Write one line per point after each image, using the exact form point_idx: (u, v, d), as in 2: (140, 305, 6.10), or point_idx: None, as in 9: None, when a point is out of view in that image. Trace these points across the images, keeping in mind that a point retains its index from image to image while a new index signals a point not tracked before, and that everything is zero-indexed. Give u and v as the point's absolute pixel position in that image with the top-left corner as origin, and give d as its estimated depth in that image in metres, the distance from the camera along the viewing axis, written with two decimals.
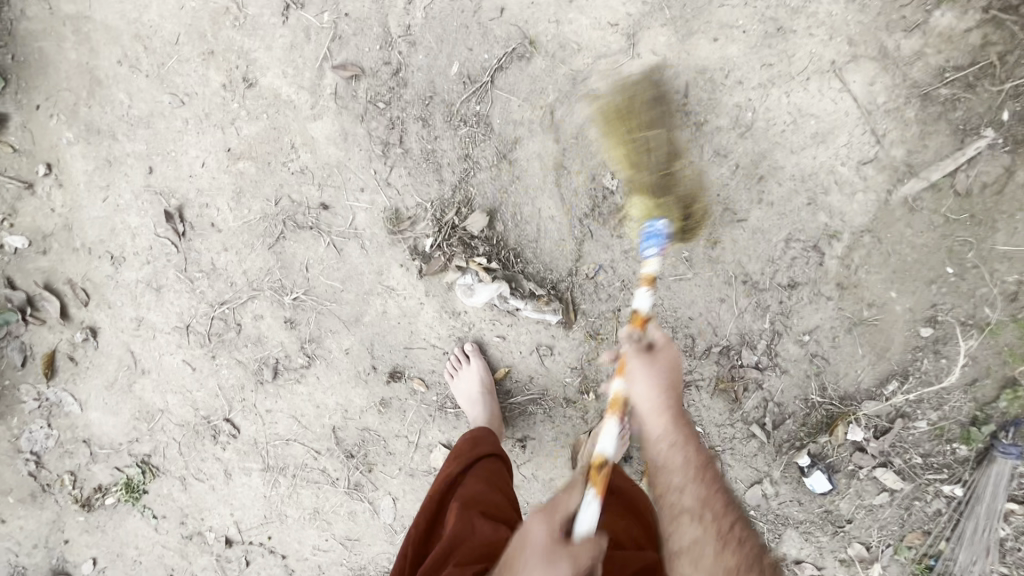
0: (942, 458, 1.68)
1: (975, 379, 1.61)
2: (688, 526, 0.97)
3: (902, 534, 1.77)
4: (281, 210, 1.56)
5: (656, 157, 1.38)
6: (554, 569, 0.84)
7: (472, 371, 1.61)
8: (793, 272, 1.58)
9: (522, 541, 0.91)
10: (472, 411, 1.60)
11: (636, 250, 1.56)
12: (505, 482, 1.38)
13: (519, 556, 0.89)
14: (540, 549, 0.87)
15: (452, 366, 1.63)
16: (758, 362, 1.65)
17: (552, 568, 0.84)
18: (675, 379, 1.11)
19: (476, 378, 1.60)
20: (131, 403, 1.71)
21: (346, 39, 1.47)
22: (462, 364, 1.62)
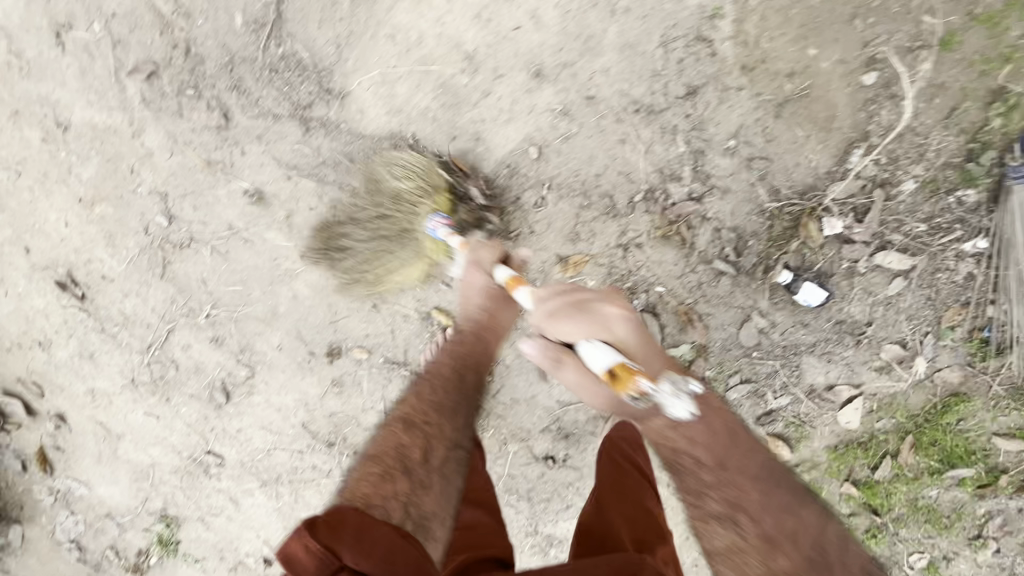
0: (950, 214, 1.42)
1: (955, 108, 1.34)
2: (705, 476, 1.00)
3: (939, 317, 1.53)
4: (154, 237, 1.52)
5: (410, 255, 1.41)
6: (475, 279, 1.28)
7: None
8: (687, 77, 1.35)
9: (467, 289, 1.29)
10: None
11: (507, 127, 1.41)
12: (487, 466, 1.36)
13: (468, 296, 1.29)
14: (479, 289, 1.27)
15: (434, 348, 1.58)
16: (692, 193, 1.45)
17: (473, 280, 1.28)
18: (637, 355, 1.09)
19: None
20: (125, 467, 1.77)
21: (126, 40, 1.38)
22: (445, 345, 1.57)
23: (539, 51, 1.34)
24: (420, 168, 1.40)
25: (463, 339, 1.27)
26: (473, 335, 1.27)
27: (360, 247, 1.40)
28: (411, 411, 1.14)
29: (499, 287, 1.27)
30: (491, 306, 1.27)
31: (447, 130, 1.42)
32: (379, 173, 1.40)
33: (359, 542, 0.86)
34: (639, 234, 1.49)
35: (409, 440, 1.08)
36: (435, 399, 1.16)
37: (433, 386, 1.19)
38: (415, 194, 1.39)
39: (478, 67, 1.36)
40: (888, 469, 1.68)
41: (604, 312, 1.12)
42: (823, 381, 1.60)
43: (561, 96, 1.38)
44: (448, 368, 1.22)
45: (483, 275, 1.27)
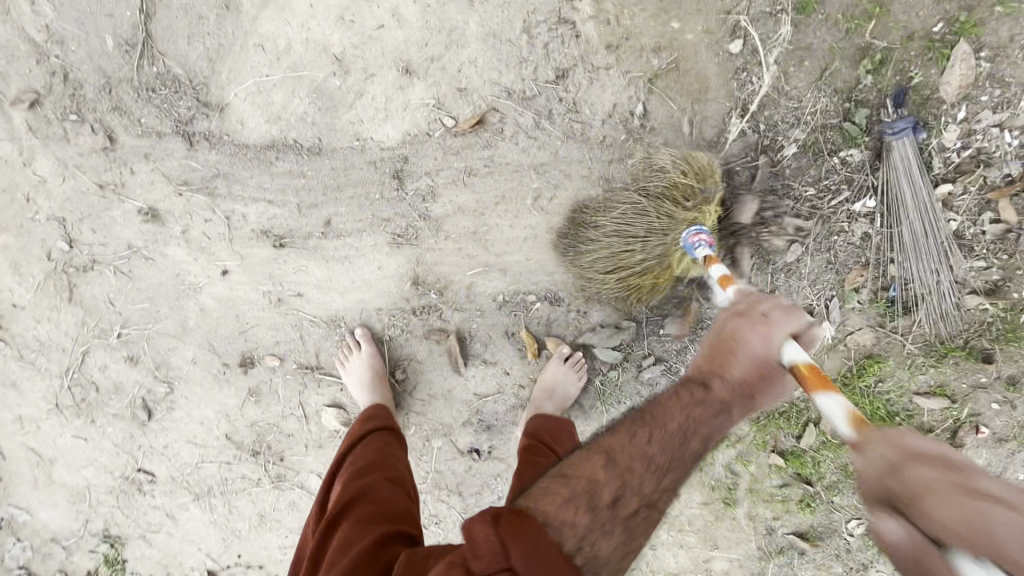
0: (837, 175, 1.41)
1: (825, 68, 1.34)
2: None
3: (841, 280, 1.51)
4: (57, 262, 1.54)
5: (655, 261, 1.36)
6: (753, 335, 0.98)
7: (363, 358, 1.57)
8: (555, 60, 1.36)
9: (730, 339, 1.00)
10: (360, 396, 1.56)
11: (386, 125, 1.42)
12: (403, 451, 1.33)
13: (732, 354, 0.99)
14: (752, 354, 0.97)
15: (343, 355, 1.59)
16: (578, 176, 1.45)
17: (752, 333, 0.98)
18: None
19: (370, 364, 1.56)
20: (62, 491, 1.80)
21: (6, 72, 1.41)
22: (353, 351, 1.58)
23: (405, 48, 1.36)
24: (698, 169, 1.34)
25: (708, 403, 0.96)
26: (719, 409, 0.95)
27: (595, 246, 1.42)
28: (613, 441, 0.90)
29: (775, 365, 0.97)
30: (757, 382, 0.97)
31: (328, 134, 1.43)
32: (659, 166, 1.38)
33: (536, 549, 0.71)
34: (533, 220, 1.50)
35: (603, 475, 0.85)
36: (645, 448, 0.89)
37: (656, 435, 0.91)
38: (684, 194, 1.34)
39: (348, 69, 1.38)
40: (813, 437, 1.66)
41: (1016, 529, 0.62)
42: None
43: (433, 91, 1.39)
44: (674, 425, 0.93)
45: (766, 341, 0.96)
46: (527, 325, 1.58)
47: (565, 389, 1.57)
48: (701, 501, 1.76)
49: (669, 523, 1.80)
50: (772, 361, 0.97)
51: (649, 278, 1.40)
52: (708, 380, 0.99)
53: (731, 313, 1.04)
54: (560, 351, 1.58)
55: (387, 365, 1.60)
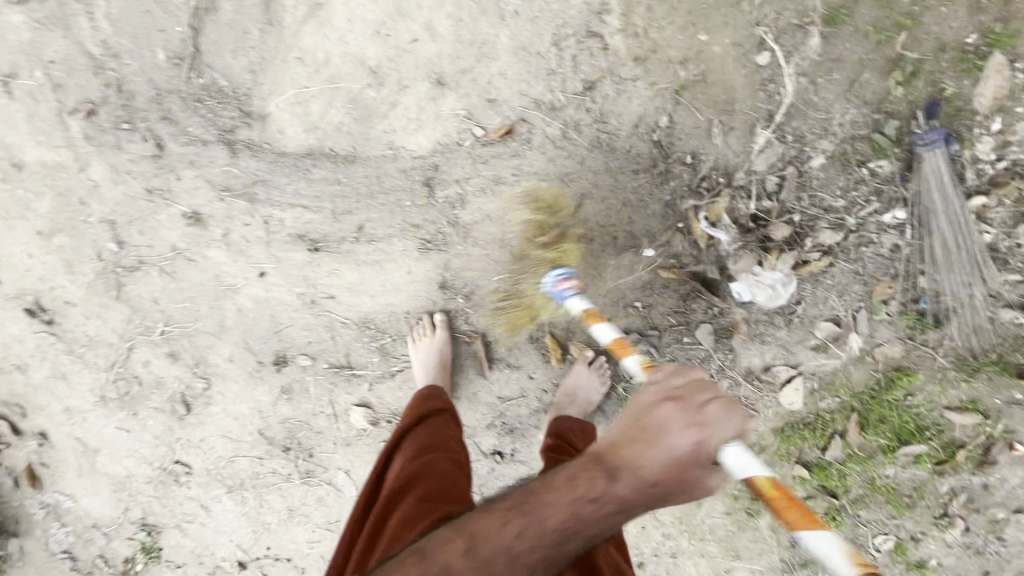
0: (866, 186, 1.41)
1: (855, 80, 1.34)
2: None
3: (870, 292, 1.50)
4: (107, 262, 1.63)
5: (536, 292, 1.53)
6: (680, 434, 0.83)
7: (434, 342, 1.59)
8: (583, 72, 1.39)
9: (650, 423, 0.85)
10: (422, 377, 1.59)
11: (418, 135, 1.47)
12: (459, 435, 1.38)
13: (648, 440, 0.83)
14: (669, 452, 0.82)
15: (418, 332, 1.62)
16: (603, 184, 1.47)
17: (677, 431, 0.83)
18: None
19: (441, 349, 1.59)
20: (104, 480, 1.88)
21: (65, 84, 1.50)
22: (428, 332, 1.61)
23: (438, 61, 1.40)
24: (546, 205, 1.48)
25: (607, 500, 0.82)
26: (615, 508, 0.82)
27: (484, 279, 1.58)
28: (482, 526, 0.84)
29: (692, 468, 0.83)
30: (671, 480, 0.82)
31: (362, 143, 1.49)
32: (512, 209, 1.51)
33: None
34: (559, 228, 1.52)
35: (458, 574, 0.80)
36: (515, 541, 0.81)
37: (529, 532, 0.81)
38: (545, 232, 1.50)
39: (383, 81, 1.43)
40: (839, 450, 1.65)
41: None
42: (760, 362, 1.59)
43: (464, 102, 1.43)
44: (555, 521, 0.81)
45: (685, 438, 0.82)
46: (552, 330, 1.62)
47: (589, 393, 1.59)
48: (724, 510, 1.76)
49: (691, 532, 1.80)
50: (686, 464, 0.83)
51: (522, 310, 1.58)
52: (609, 463, 0.84)
53: (662, 395, 0.87)
54: (585, 355, 1.61)
55: (454, 354, 1.63)
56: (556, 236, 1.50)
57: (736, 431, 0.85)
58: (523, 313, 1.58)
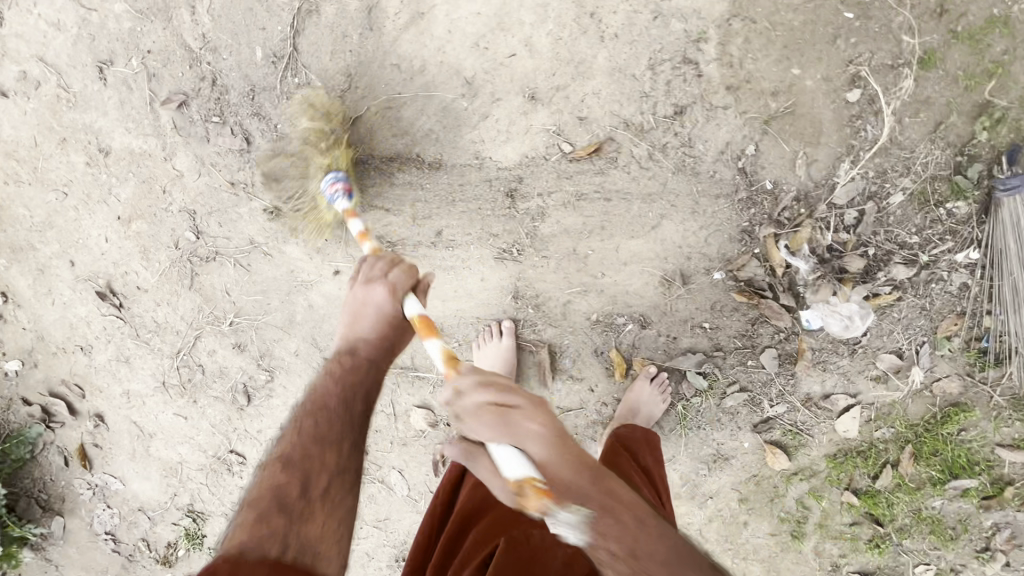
0: (941, 225, 1.44)
1: (941, 122, 1.38)
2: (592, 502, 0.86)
3: (935, 327, 1.54)
4: (183, 251, 1.65)
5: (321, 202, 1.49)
6: (374, 291, 1.12)
7: (501, 347, 1.62)
8: (674, 96, 1.42)
9: (360, 302, 1.13)
10: None
11: (504, 147, 1.50)
12: None
13: (361, 315, 1.12)
14: (372, 310, 1.11)
15: (483, 336, 1.65)
16: (682, 206, 1.50)
17: (370, 292, 1.12)
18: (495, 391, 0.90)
19: (506, 354, 1.62)
20: (156, 464, 1.90)
21: (160, 73, 1.52)
22: (494, 337, 1.64)
23: (533, 77, 1.44)
24: (310, 113, 1.44)
25: (356, 367, 1.09)
26: (364, 367, 1.09)
27: (283, 185, 1.53)
28: (290, 445, 0.95)
29: (394, 313, 1.12)
30: (384, 335, 1.11)
31: (447, 150, 1.51)
32: (301, 115, 1.46)
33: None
34: (633, 246, 1.55)
35: (286, 479, 0.89)
36: (316, 432, 0.97)
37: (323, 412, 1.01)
38: (318, 138, 1.45)
39: (475, 92, 1.46)
40: (889, 479, 1.68)
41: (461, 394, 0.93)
42: (819, 390, 1.63)
43: (555, 118, 1.46)
44: (336, 402, 1.03)
45: (373, 293, 1.12)
46: (617, 346, 1.64)
47: (651, 409, 1.61)
48: (769, 531, 1.78)
49: (735, 553, 1.81)
50: (386, 312, 1.12)
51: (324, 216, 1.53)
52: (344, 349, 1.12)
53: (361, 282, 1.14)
54: (647, 371, 1.63)
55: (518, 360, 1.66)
56: (333, 140, 1.44)
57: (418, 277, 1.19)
58: (328, 218, 1.53)
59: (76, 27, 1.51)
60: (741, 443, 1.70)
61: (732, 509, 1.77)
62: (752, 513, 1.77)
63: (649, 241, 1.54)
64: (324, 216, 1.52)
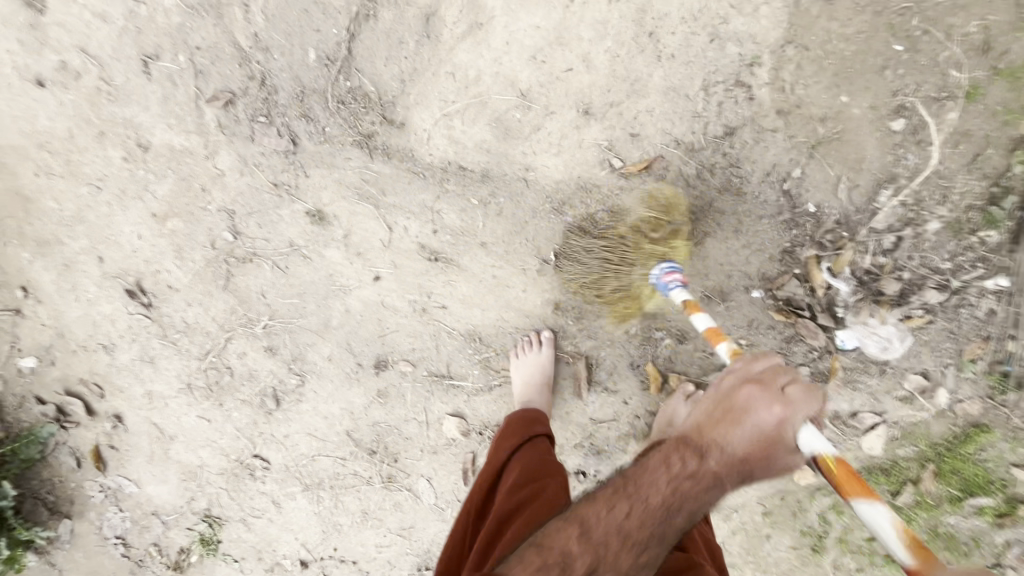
0: (973, 252, 1.49)
1: (978, 154, 1.43)
2: None
3: (960, 349, 1.58)
4: (219, 251, 1.62)
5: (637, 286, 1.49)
6: (770, 406, 1.03)
7: (540, 357, 1.62)
8: (725, 118, 1.46)
9: (746, 406, 1.04)
10: (520, 391, 1.63)
11: (556, 160, 1.51)
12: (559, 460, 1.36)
13: (740, 415, 1.04)
14: (757, 426, 1.02)
15: (522, 346, 1.65)
16: (726, 225, 1.53)
17: (770, 405, 1.04)
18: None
19: (544, 366, 1.62)
20: (175, 468, 1.85)
21: (208, 71, 1.50)
22: (533, 348, 1.64)
23: (588, 92, 1.46)
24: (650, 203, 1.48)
25: (707, 472, 1.01)
26: (711, 480, 1.01)
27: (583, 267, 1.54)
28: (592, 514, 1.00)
29: (777, 428, 1.02)
30: (754, 451, 1.02)
31: (499, 161, 1.52)
32: (631, 198, 1.52)
33: None
34: (677, 261, 1.57)
35: (576, 549, 0.96)
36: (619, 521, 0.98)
37: (636, 510, 0.99)
38: (649, 227, 1.46)
39: (530, 105, 1.47)
40: (909, 496, 1.70)
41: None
42: (847, 408, 1.66)
43: (607, 133, 1.48)
44: (658, 498, 1.00)
45: (767, 410, 1.03)
46: (653, 360, 1.66)
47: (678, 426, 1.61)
48: (790, 545, 1.79)
49: (757, 565, 1.84)
50: (793, 417, 1.03)
51: (630, 304, 1.55)
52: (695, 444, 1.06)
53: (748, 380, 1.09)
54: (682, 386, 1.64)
55: (555, 371, 1.65)
56: (668, 231, 1.45)
57: (811, 410, 1.05)
58: (627, 302, 1.54)
59: (122, 19, 1.48)
60: None
61: (756, 523, 1.81)
62: (774, 527, 1.79)
63: (692, 258, 1.56)
64: (634, 300, 1.53)
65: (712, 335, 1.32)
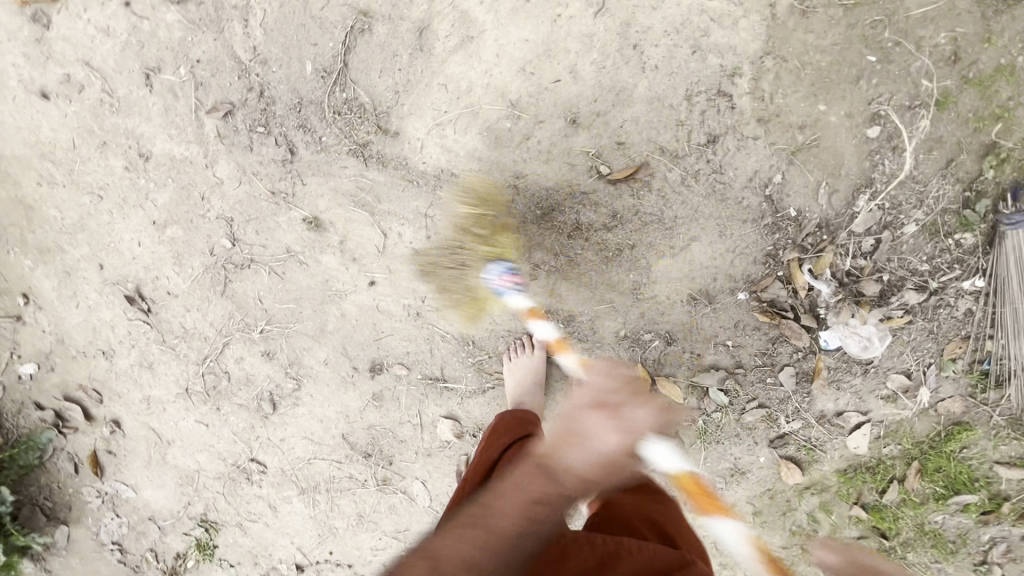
0: (950, 254, 1.54)
1: (952, 160, 1.49)
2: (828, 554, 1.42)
3: (941, 349, 1.63)
4: (217, 258, 1.66)
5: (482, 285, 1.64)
6: (610, 424, 1.03)
7: (532, 359, 1.67)
8: (708, 126, 1.51)
9: (585, 426, 1.03)
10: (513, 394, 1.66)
11: (545, 167, 1.56)
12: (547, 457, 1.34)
13: (580, 433, 1.02)
14: (595, 444, 1.00)
15: (514, 349, 1.69)
16: (711, 229, 1.58)
17: (609, 422, 1.03)
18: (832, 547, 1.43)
19: (536, 368, 1.66)
20: (172, 472, 1.87)
21: (207, 83, 1.55)
22: (524, 351, 1.68)
23: (576, 102, 1.51)
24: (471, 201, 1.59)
25: (549, 497, 0.97)
26: (558, 501, 0.97)
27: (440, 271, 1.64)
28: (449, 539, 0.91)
29: (620, 446, 1.02)
30: (598, 471, 1.00)
31: (490, 168, 1.57)
32: (451, 199, 1.60)
33: None
34: (664, 265, 1.62)
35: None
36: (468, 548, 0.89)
37: (490, 535, 0.92)
38: (472, 229, 1.60)
39: (520, 114, 1.52)
40: (895, 494, 1.74)
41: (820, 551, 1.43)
42: (833, 407, 1.70)
43: (594, 141, 1.53)
44: (507, 524, 0.94)
45: (606, 430, 1.02)
46: (642, 362, 1.70)
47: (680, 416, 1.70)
48: (781, 545, 1.84)
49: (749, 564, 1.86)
50: (629, 434, 1.03)
51: (475, 302, 1.66)
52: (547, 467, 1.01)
53: (595, 402, 1.07)
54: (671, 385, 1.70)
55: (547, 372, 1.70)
56: (494, 227, 1.60)
57: (653, 417, 1.09)
58: (474, 300, 1.66)
59: (125, 34, 1.53)
60: (758, 457, 1.76)
61: (746, 522, 1.83)
62: (764, 527, 1.82)
63: (677, 262, 1.61)
64: (482, 298, 1.66)
65: (558, 344, 1.62)
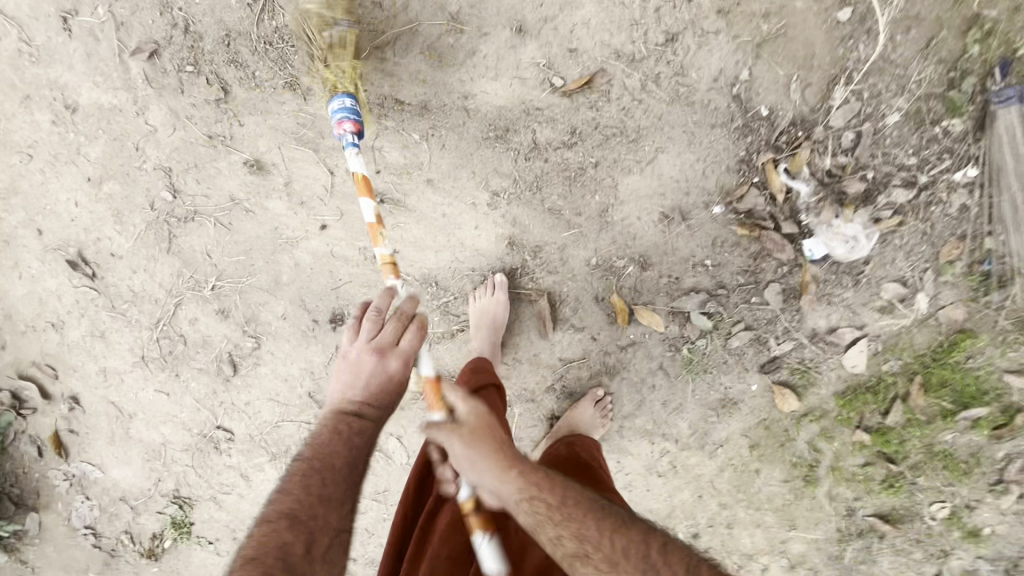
0: (937, 144, 1.42)
1: (931, 39, 1.36)
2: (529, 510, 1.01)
3: (936, 252, 1.49)
4: (159, 212, 1.57)
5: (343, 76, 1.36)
6: (387, 362, 1.06)
7: (495, 299, 1.57)
8: (665, 24, 1.40)
9: (358, 362, 1.06)
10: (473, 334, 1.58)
11: (494, 84, 1.45)
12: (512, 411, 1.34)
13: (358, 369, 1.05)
14: (377, 378, 1.06)
15: (478, 287, 1.60)
16: (676, 138, 1.47)
17: (385, 362, 1.06)
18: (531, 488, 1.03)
19: (497, 308, 1.56)
20: (138, 448, 1.79)
21: (128, 22, 1.45)
22: (488, 289, 1.58)
23: (520, 8, 1.40)
24: None
25: (361, 430, 1.03)
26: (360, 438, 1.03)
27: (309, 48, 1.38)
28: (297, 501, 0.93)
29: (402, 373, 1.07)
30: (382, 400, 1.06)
31: (435, 92, 1.47)
32: None
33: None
34: (631, 183, 1.51)
35: (291, 535, 0.88)
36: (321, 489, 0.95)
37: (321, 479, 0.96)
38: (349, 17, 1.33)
39: (463, 28, 1.42)
40: (899, 415, 1.59)
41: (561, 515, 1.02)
42: (825, 324, 1.57)
43: (544, 51, 1.43)
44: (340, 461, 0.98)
45: (393, 364, 1.06)
46: (618, 292, 1.59)
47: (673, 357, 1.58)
48: (782, 478, 1.70)
49: (747, 502, 1.74)
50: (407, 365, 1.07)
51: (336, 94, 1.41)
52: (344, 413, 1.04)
53: (371, 344, 1.06)
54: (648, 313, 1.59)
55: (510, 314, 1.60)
56: None
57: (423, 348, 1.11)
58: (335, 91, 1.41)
59: None
60: (749, 386, 1.64)
61: (742, 456, 1.70)
62: (762, 461, 1.70)
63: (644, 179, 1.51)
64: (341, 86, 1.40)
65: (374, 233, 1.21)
